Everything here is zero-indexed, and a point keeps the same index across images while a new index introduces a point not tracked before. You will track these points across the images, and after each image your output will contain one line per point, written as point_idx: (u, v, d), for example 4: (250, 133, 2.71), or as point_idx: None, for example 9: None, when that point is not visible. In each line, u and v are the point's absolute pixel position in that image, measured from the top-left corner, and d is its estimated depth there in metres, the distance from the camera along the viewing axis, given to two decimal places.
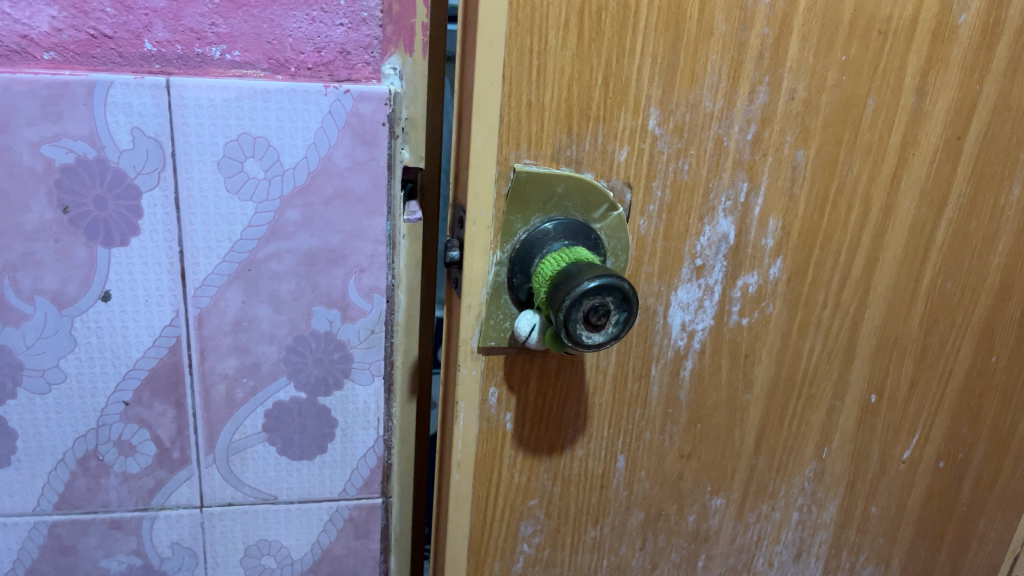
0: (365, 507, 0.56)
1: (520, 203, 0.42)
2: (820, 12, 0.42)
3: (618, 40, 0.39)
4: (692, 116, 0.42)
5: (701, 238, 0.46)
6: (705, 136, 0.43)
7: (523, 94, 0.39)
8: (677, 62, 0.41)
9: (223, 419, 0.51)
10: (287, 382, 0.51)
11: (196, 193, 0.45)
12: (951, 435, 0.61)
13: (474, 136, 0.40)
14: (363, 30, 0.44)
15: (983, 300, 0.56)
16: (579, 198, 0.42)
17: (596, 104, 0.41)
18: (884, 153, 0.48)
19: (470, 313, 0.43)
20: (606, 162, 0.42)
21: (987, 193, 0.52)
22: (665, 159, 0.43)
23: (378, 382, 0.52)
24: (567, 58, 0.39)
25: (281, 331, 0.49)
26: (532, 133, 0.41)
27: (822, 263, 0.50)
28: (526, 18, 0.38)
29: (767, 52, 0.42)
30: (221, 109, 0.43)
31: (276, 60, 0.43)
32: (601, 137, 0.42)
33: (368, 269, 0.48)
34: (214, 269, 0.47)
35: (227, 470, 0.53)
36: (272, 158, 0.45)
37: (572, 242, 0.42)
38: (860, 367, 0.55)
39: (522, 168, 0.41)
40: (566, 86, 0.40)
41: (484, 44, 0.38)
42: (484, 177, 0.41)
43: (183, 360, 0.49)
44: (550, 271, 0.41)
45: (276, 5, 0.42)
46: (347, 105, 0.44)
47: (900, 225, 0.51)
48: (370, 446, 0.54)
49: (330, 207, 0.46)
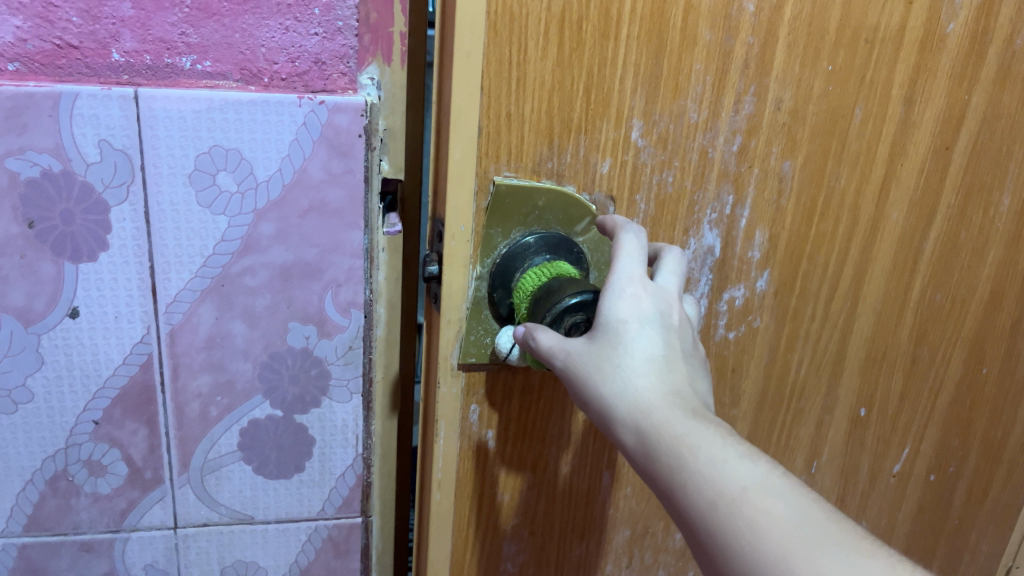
0: (344, 526, 0.55)
1: (500, 216, 0.41)
2: (807, 20, 0.41)
3: (599, 50, 0.38)
4: (677, 126, 0.41)
5: (687, 251, 0.46)
6: (690, 147, 0.42)
7: (502, 106, 0.38)
8: (660, 72, 0.40)
9: (197, 437, 0.50)
10: (263, 400, 0.49)
11: (166, 207, 0.43)
12: (941, 447, 0.60)
13: (453, 149, 0.38)
14: (338, 40, 0.43)
15: (972, 311, 0.56)
16: (561, 211, 0.42)
17: (577, 117, 0.40)
18: (872, 163, 0.47)
19: (450, 328, 0.42)
20: (588, 174, 0.42)
21: (975, 203, 0.52)
22: (649, 171, 0.42)
23: (357, 399, 0.51)
24: (547, 69, 0.38)
25: (255, 348, 0.48)
26: (512, 146, 0.39)
27: (810, 275, 0.49)
28: (505, 28, 0.36)
29: (753, 62, 0.41)
30: (191, 121, 0.42)
31: (249, 70, 0.42)
32: (583, 149, 0.41)
33: (345, 284, 0.47)
34: (186, 285, 0.45)
35: (201, 490, 0.51)
36: (245, 170, 0.43)
37: (553, 256, 0.42)
38: (849, 380, 0.54)
39: (502, 181, 0.40)
40: (546, 96, 0.39)
41: (461, 54, 0.36)
42: (463, 190, 0.40)
43: (155, 378, 0.48)
44: (533, 285, 0.41)
45: (248, 14, 0.41)
46: (322, 117, 0.43)
47: (889, 236, 0.50)
48: (349, 464, 0.53)
49: (305, 220, 0.45)
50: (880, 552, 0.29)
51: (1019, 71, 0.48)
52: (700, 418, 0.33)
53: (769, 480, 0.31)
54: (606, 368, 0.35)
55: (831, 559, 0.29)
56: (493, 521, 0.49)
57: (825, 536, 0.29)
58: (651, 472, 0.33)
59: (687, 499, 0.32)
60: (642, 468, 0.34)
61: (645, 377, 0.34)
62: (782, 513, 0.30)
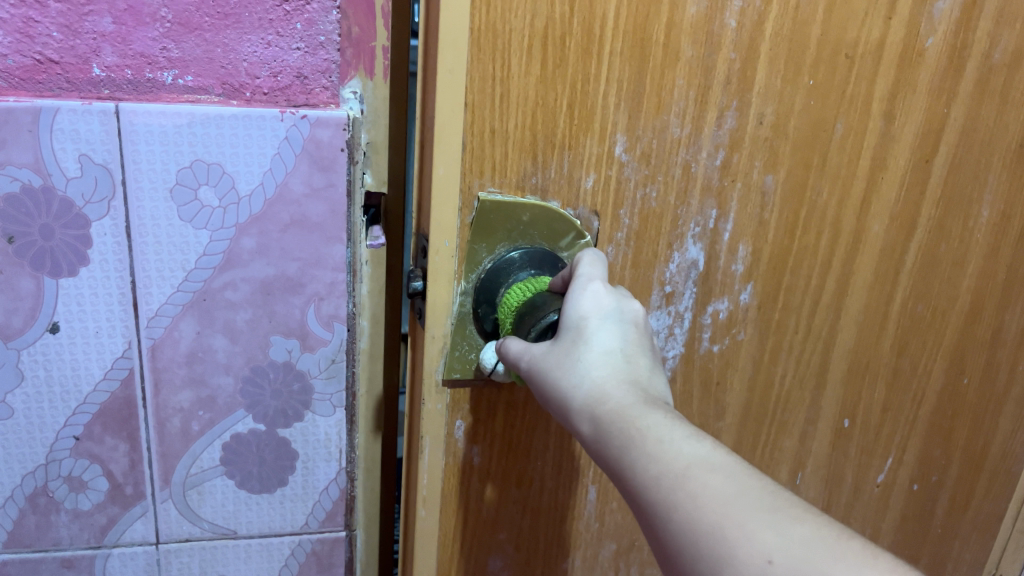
0: (328, 540, 0.55)
1: (484, 232, 0.41)
2: (787, 36, 0.42)
3: (582, 66, 0.39)
4: (660, 141, 0.42)
5: (670, 264, 0.46)
6: (673, 161, 0.43)
7: (486, 122, 0.38)
8: (642, 88, 0.40)
9: (178, 452, 0.49)
10: (245, 414, 0.49)
11: (148, 221, 0.43)
12: (924, 457, 0.61)
13: (436, 165, 0.39)
14: (320, 54, 0.43)
15: (952, 322, 0.56)
16: (546, 227, 0.42)
17: (560, 132, 0.40)
18: (854, 177, 0.48)
19: (435, 344, 0.43)
20: (572, 189, 0.42)
21: (955, 215, 0.52)
22: (632, 185, 0.43)
23: (340, 413, 0.51)
24: (530, 85, 0.38)
25: (237, 362, 0.48)
26: (495, 161, 0.40)
27: (793, 288, 0.50)
28: (488, 45, 0.37)
29: (735, 78, 0.42)
30: (172, 136, 0.42)
31: (231, 85, 0.42)
32: (566, 164, 0.41)
33: (327, 298, 0.47)
34: (167, 299, 0.45)
35: (183, 506, 0.51)
36: (226, 185, 0.43)
37: (538, 271, 0.42)
38: (833, 391, 0.55)
39: (487, 196, 0.40)
40: (529, 111, 0.39)
41: (444, 71, 0.37)
42: (447, 206, 0.40)
43: (136, 393, 0.47)
44: (519, 300, 0.41)
45: (229, 29, 0.41)
46: (304, 131, 0.43)
47: (871, 249, 0.50)
48: (332, 478, 0.53)
49: (286, 234, 0.45)
50: (822, 523, 0.28)
51: (997, 85, 0.49)
52: (652, 405, 0.33)
53: (716, 459, 0.31)
54: (566, 362, 0.35)
55: (763, 528, 0.28)
56: (475, 536, 0.49)
57: (760, 507, 0.29)
58: (605, 458, 0.33)
59: (636, 480, 0.31)
60: (599, 459, 0.34)
61: (604, 368, 0.35)
62: (720, 485, 0.29)
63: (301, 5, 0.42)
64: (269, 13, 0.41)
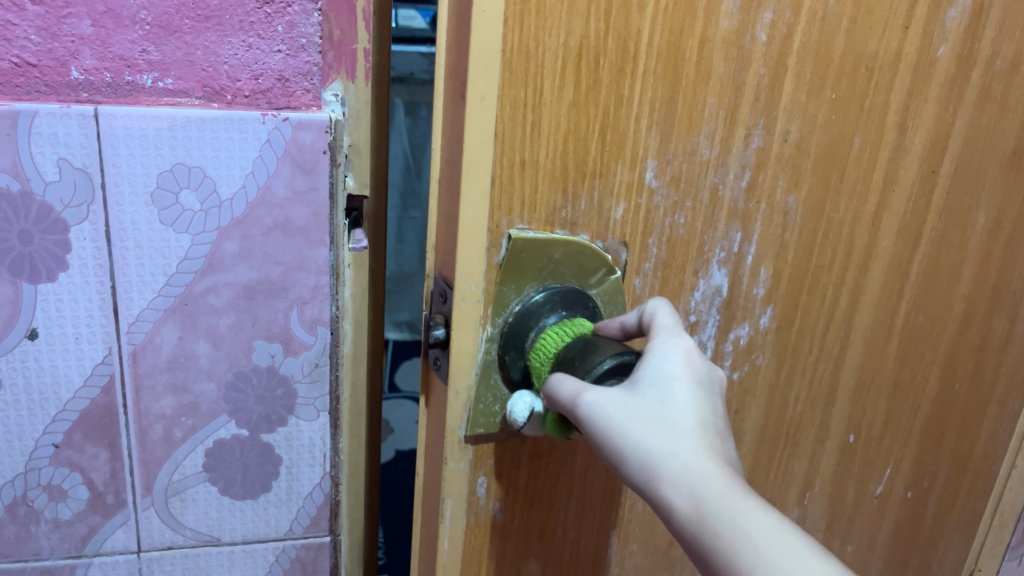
0: (313, 545, 0.54)
1: (514, 272, 0.38)
2: (814, 50, 0.40)
3: (616, 88, 0.36)
4: (690, 165, 0.40)
5: (695, 294, 0.44)
6: (701, 185, 0.41)
7: (517, 152, 0.35)
8: (675, 109, 0.38)
9: (160, 460, 0.49)
10: (228, 420, 0.49)
11: (128, 226, 0.43)
12: (917, 465, 0.61)
13: (464, 204, 0.35)
14: (302, 56, 0.43)
15: (949, 328, 0.56)
16: (577, 264, 0.40)
17: (591, 160, 0.37)
18: (868, 192, 0.47)
19: (459, 399, 0.39)
20: (601, 221, 0.39)
21: (956, 225, 0.52)
22: (661, 213, 0.41)
23: (323, 418, 0.50)
24: (563, 110, 0.35)
25: (220, 367, 0.47)
26: (525, 196, 0.37)
27: (809, 308, 0.49)
28: (520, 69, 0.34)
29: (763, 94, 0.40)
30: (153, 139, 0.41)
31: (212, 87, 0.42)
32: (597, 193, 0.38)
33: (310, 301, 0.47)
34: (148, 304, 0.45)
35: (166, 514, 0.51)
36: (208, 188, 0.43)
37: (568, 312, 0.40)
38: (840, 406, 0.55)
39: (518, 235, 0.37)
40: (561, 139, 0.36)
41: (474, 99, 0.33)
42: (474, 247, 0.36)
43: (117, 400, 0.47)
44: (556, 346, 0.38)
45: (210, 31, 0.41)
46: (286, 134, 0.43)
47: (879, 262, 0.50)
48: (316, 483, 0.52)
49: (269, 237, 0.45)
50: None
51: (997, 93, 0.48)
52: (751, 490, 0.32)
53: (822, 558, 0.31)
54: (658, 430, 0.33)
55: None
56: None
57: None
58: (695, 538, 0.32)
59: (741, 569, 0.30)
60: (684, 535, 0.32)
61: (696, 442, 0.33)
62: None
63: (282, 7, 0.42)
64: (250, 15, 0.41)
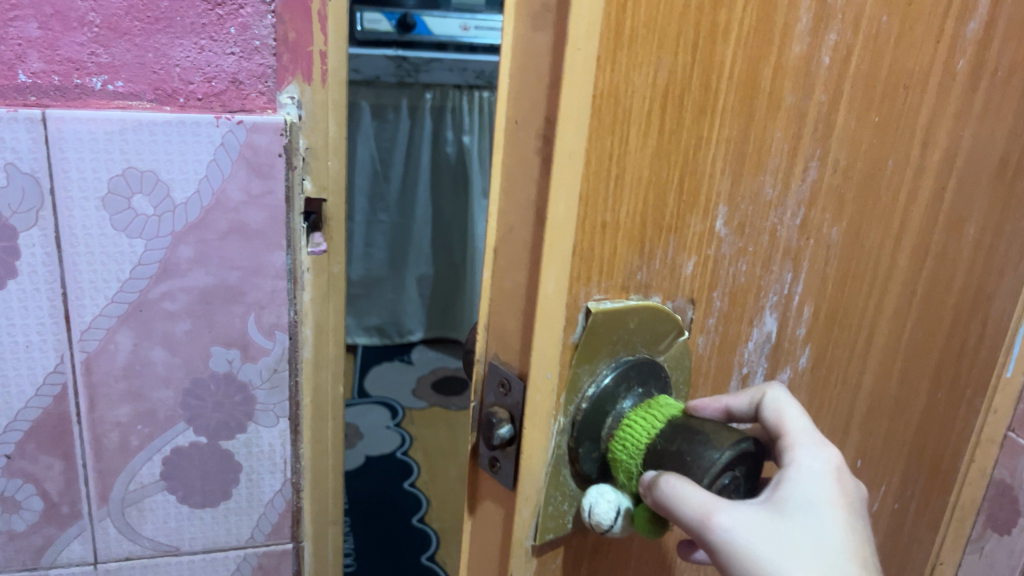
0: (275, 553, 0.54)
1: (589, 353, 0.28)
2: (869, 65, 0.32)
3: (697, 126, 0.27)
4: (756, 208, 0.31)
5: (749, 352, 0.35)
6: (764, 228, 0.32)
7: (598, 215, 0.26)
8: (747, 145, 0.29)
9: (117, 469, 0.48)
10: (186, 427, 0.48)
11: (79, 231, 0.42)
12: (928, 493, 0.57)
13: (543, 282, 0.25)
14: (255, 59, 0.43)
15: (966, 354, 0.51)
16: (652, 332, 0.29)
17: (669, 213, 0.28)
18: (908, 224, 0.40)
19: (527, 508, 0.28)
20: (674, 279, 0.30)
21: (983, 246, 0.46)
22: (727, 264, 0.31)
23: (283, 424, 0.50)
24: (647, 158, 0.26)
25: (176, 374, 0.47)
26: (604, 262, 0.27)
27: (849, 358, 0.42)
28: (608, 113, 0.24)
29: (822, 121, 0.32)
30: (103, 143, 0.41)
31: (163, 91, 0.42)
32: (673, 253, 0.29)
33: (268, 306, 0.46)
34: (101, 311, 0.44)
35: (123, 523, 0.50)
36: (161, 192, 0.42)
37: (644, 388, 0.30)
38: (871, 457, 0.48)
39: (598, 308, 0.27)
40: (643, 193, 0.26)
41: (563, 155, 0.24)
42: (549, 337, 0.26)
43: (71, 409, 0.46)
44: (647, 436, 0.29)
45: (161, 34, 0.41)
46: (240, 137, 0.42)
47: (917, 296, 0.44)
48: (277, 490, 0.52)
49: (225, 242, 0.44)
50: None
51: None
52: None
53: None
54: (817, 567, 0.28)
55: None
56: None
57: None
58: None
59: None
60: None
61: None
62: None
63: (234, 9, 0.41)
64: (203, 18, 0.41)
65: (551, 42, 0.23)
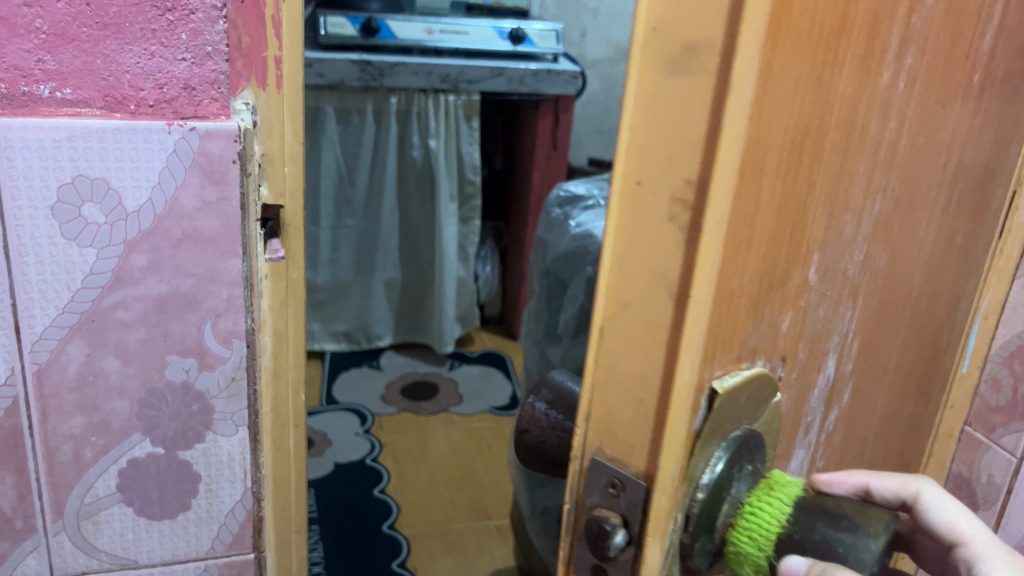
0: (236, 563, 0.53)
1: (707, 437, 0.30)
2: (924, 89, 0.34)
3: (807, 183, 0.29)
4: (836, 247, 0.33)
5: (816, 385, 0.38)
6: (840, 267, 0.34)
7: (730, 280, 0.27)
8: (839, 184, 0.31)
9: (71, 482, 0.47)
10: (142, 438, 0.48)
11: (28, 241, 0.41)
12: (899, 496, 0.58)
13: (682, 368, 0.27)
14: (208, 64, 0.42)
15: (946, 361, 0.53)
16: (754, 402, 0.32)
17: (779, 270, 0.30)
18: (932, 236, 0.41)
19: None
20: (774, 332, 0.32)
21: (973, 255, 0.48)
22: (811, 308, 0.34)
23: (243, 433, 0.49)
24: (770, 219, 0.28)
25: (131, 384, 0.46)
26: (727, 332, 0.28)
27: (873, 367, 0.42)
28: (748, 178, 0.25)
29: (889, 149, 0.33)
30: (51, 151, 0.40)
31: (113, 97, 0.41)
32: (777, 306, 0.31)
33: (224, 314, 0.46)
34: (52, 322, 0.43)
35: (78, 537, 0.49)
36: (112, 201, 0.42)
37: (746, 470, 0.33)
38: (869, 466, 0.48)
39: (721, 387, 0.29)
40: (763, 255, 0.28)
41: (709, 235, 0.25)
42: (683, 411, 0.28)
43: (22, 422, 0.45)
44: (761, 523, 0.33)
45: (110, 39, 0.40)
46: (193, 143, 0.42)
47: (929, 304, 0.45)
48: (237, 500, 0.51)
49: (179, 249, 0.44)
50: None
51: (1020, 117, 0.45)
52: None
53: None
54: None
55: None
56: None
57: None
58: None
59: None
60: None
61: None
62: None
63: (186, 14, 0.41)
64: (153, 23, 0.40)
65: (688, 87, 0.24)
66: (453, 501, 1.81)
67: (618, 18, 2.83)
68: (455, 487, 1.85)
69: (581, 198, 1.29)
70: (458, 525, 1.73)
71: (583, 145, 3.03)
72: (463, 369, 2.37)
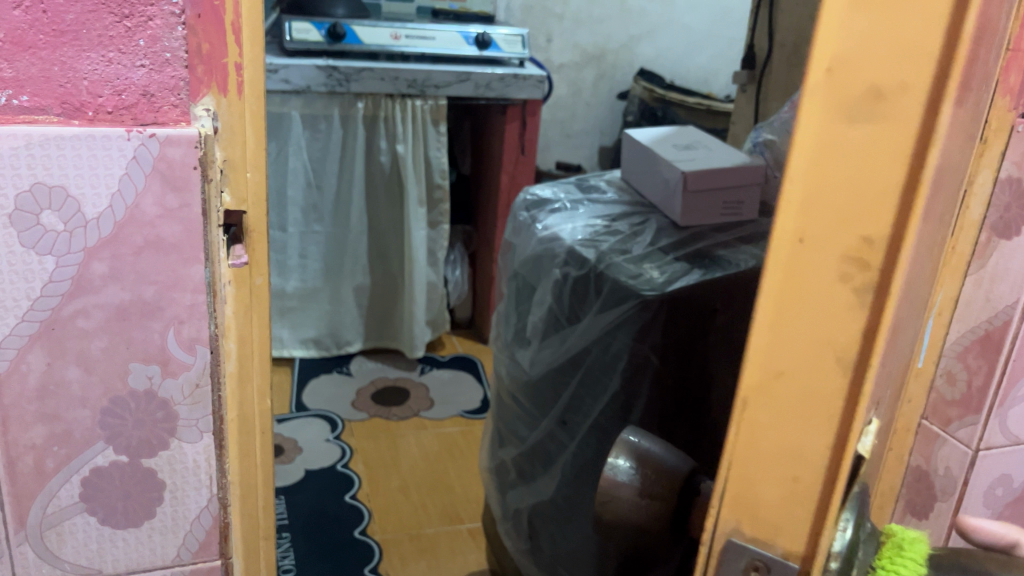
0: (203, 571, 0.53)
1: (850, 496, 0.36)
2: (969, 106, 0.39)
3: (924, 250, 0.35)
4: (920, 287, 0.39)
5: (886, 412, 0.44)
6: (917, 301, 0.40)
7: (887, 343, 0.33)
8: (933, 232, 0.37)
9: (33, 492, 0.47)
10: (105, 447, 0.47)
11: None
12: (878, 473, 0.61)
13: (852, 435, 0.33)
14: (167, 71, 0.42)
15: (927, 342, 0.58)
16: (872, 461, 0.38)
17: (901, 328, 0.36)
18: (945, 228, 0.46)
19: None
20: (887, 381, 0.38)
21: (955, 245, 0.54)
22: (900, 354, 0.40)
23: (208, 439, 0.49)
24: (909, 289, 0.34)
25: (93, 394, 0.46)
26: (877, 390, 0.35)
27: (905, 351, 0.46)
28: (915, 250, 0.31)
29: (952, 174, 0.39)
30: (7, 159, 0.40)
31: (71, 104, 0.41)
32: (891, 360, 0.38)
33: (187, 321, 0.46)
34: (11, 331, 0.43)
35: (42, 548, 0.48)
36: (71, 208, 0.42)
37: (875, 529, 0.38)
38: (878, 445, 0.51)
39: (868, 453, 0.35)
40: (900, 322, 0.35)
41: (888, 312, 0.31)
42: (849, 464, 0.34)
43: None
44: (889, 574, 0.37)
45: (68, 46, 0.40)
46: (153, 150, 0.42)
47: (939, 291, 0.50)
48: (203, 506, 0.51)
49: (140, 257, 0.44)
50: None
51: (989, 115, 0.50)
52: None
53: None
54: None
55: None
56: None
57: None
58: None
59: None
60: None
61: None
62: None
63: (143, 21, 0.41)
64: (110, 30, 0.41)
65: (872, 134, 0.29)
66: (425, 505, 1.81)
67: (583, 23, 2.86)
68: (427, 491, 1.85)
69: (548, 202, 1.29)
70: (430, 529, 1.73)
71: (550, 150, 3.05)
72: (434, 374, 2.37)
